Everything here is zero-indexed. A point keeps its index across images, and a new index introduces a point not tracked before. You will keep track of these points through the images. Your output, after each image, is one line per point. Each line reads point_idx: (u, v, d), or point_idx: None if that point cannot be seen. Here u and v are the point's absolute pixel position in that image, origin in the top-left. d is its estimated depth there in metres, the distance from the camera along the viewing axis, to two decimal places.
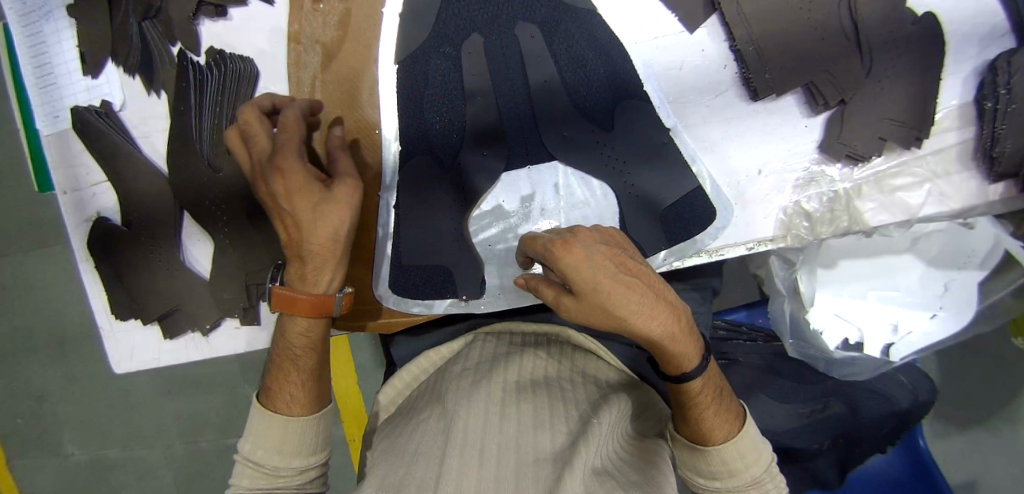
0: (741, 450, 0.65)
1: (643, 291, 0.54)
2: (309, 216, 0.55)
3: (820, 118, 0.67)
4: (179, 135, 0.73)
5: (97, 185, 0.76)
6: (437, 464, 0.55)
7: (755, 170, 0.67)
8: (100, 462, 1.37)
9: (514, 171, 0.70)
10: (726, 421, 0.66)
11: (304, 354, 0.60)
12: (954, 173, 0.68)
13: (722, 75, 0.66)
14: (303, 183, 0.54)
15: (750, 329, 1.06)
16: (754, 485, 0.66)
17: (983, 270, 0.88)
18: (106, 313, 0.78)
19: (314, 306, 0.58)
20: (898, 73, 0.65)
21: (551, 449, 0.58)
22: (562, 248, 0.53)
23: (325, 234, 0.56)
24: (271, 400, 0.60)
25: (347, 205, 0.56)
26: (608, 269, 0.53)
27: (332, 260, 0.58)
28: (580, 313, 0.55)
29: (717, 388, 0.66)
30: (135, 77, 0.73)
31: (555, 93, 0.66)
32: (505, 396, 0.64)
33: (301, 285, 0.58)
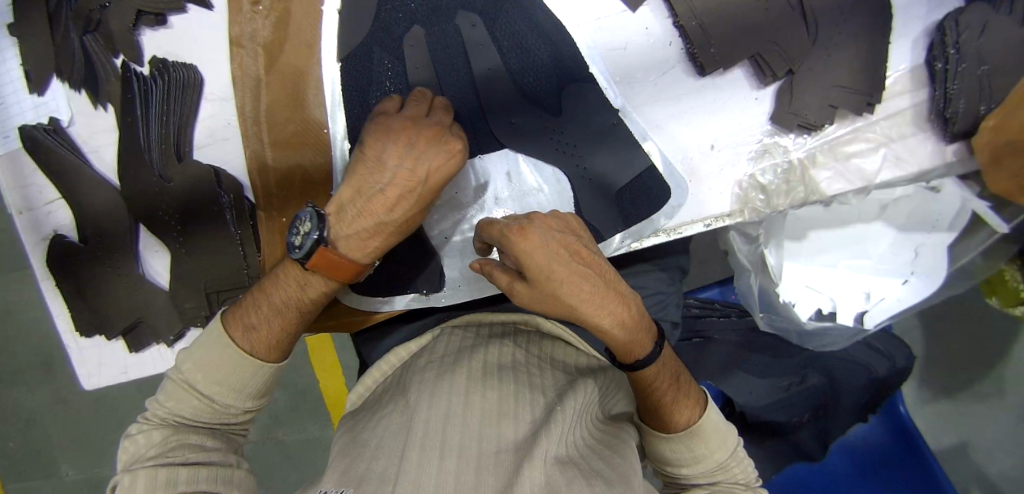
0: (704, 435, 0.65)
1: (593, 280, 0.55)
2: (413, 207, 0.57)
3: (770, 89, 0.66)
4: (128, 147, 0.72)
5: (52, 203, 0.75)
6: (397, 461, 0.55)
7: (708, 145, 0.67)
8: (94, 481, 1.37)
9: (464, 162, 0.68)
10: (686, 405, 0.66)
11: (295, 309, 0.61)
12: (909, 136, 0.68)
13: (668, 52, 0.65)
14: (438, 173, 0.57)
15: (725, 305, 1.05)
16: (719, 470, 0.65)
17: (953, 231, 0.87)
18: (72, 330, 0.78)
19: (349, 271, 0.59)
20: (845, 39, 0.65)
21: (513, 441, 0.58)
22: (517, 235, 0.53)
23: (399, 222, 0.58)
24: (236, 330, 0.59)
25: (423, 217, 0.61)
26: (563, 257, 0.54)
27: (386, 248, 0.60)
28: (532, 298, 0.56)
29: (675, 374, 0.66)
30: (81, 92, 0.73)
31: (501, 81, 0.66)
32: (469, 386, 0.63)
33: (350, 247, 0.57)
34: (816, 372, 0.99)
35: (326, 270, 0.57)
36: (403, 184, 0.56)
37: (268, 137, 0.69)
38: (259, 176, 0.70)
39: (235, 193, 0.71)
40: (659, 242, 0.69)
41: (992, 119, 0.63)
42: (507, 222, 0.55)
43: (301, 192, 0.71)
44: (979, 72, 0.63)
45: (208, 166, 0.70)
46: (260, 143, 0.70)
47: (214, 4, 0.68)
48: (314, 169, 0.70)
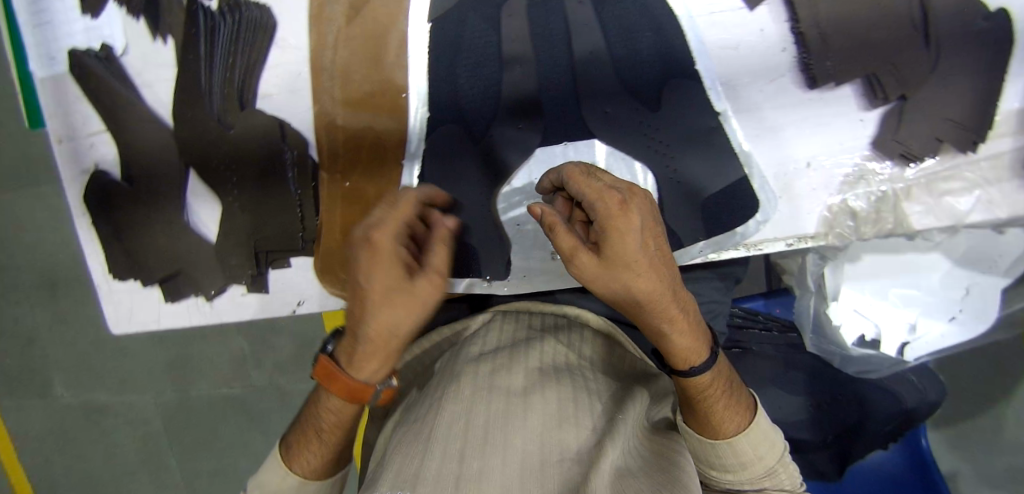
0: (754, 444, 0.62)
1: (665, 275, 0.50)
2: (369, 300, 0.50)
3: (877, 112, 0.63)
4: (187, 85, 0.67)
5: (96, 135, 0.70)
6: (456, 461, 0.51)
7: (803, 163, 0.64)
8: (87, 405, 1.34)
9: (550, 146, 0.64)
10: (734, 413, 0.62)
11: (330, 432, 0.59)
12: (1005, 181, 0.63)
13: (780, 58, 0.61)
14: (385, 264, 0.50)
15: (767, 318, 1.05)
16: (765, 477, 0.63)
17: (1008, 276, 0.87)
18: (104, 271, 0.73)
19: (352, 391, 0.55)
20: (965, 69, 0.61)
21: (576, 448, 0.55)
22: (615, 208, 0.48)
23: (384, 326, 0.50)
24: (291, 456, 0.61)
25: (421, 305, 0.51)
26: (644, 245, 0.48)
27: (380, 354, 0.52)
28: (595, 277, 0.49)
29: (725, 381, 0.62)
30: (140, 20, 0.67)
31: (601, 64, 0.62)
32: (528, 386, 0.60)
33: (347, 353, 0.54)
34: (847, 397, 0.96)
35: (326, 383, 0.56)
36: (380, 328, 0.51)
37: (340, 96, 0.65)
38: (326, 136, 0.66)
39: (299, 150, 0.67)
40: (735, 257, 0.66)
41: None
42: (602, 192, 0.49)
43: (368, 159, 0.66)
44: None
45: (274, 118, 0.66)
46: (331, 102, 0.65)
47: None
48: (385, 134, 0.65)
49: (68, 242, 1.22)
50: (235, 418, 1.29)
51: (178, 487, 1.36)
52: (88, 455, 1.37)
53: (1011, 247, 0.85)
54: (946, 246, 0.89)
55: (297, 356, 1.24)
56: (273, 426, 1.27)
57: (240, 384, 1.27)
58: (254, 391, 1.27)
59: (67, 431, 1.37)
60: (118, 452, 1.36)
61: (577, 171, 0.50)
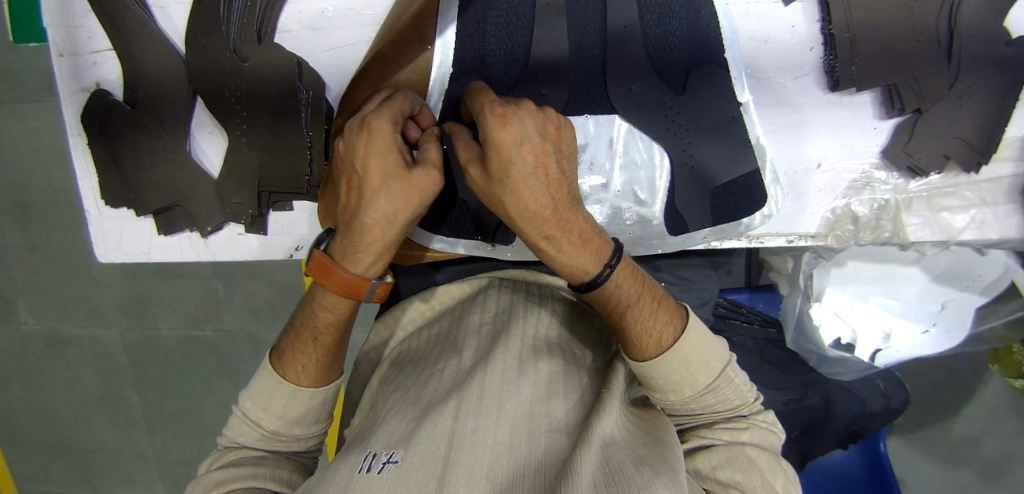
0: (684, 358, 0.57)
1: (551, 185, 0.51)
2: (371, 181, 0.51)
3: (891, 122, 0.64)
4: (203, 9, 0.64)
5: (100, 53, 0.67)
6: (449, 421, 0.52)
7: (815, 164, 0.65)
8: (52, 335, 1.30)
9: (570, 116, 0.64)
10: (658, 326, 0.57)
11: (325, 335, 0.59)
12: (1000, 204, 0.66)
13: (806, 57, 0.62)
14: (385, 147, 0.51)
15: (750, 311, 1.09)
16: (705, 393, 0.58)
17: (983, 296, 0.91)
18: (97, 196, 0.71)
19: (347, 285, 0.55)
20: (981, 90, 0.62)
21: (564, 421, 0.55)
22: (490, 121, 0.48)
23: (381, 213, 0.52)
24: (283, 365, 0.60)
25: (417, 194, 0.52)
26: (528, 157, 0.49)
27: (377, 242, 0.54)
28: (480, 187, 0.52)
29: (643, 292, 0.58)
30: None
31: (631, 38, 0.62)
32: (524, 353, 0.60)
33: (340, 242, 0.55)
34: (814, 394, 1.01)
35: (320, 280, 0.56)
36: (379, 217, 0.52)
37: (363, 40, 0.63)
38: (344, 79, 0.64)
39: (315, 90, 0.65)
40: (737, 247, 0.68)
41: None
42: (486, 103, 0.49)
43: None
44: None
45: (292, 55, 0.64)
46: (353, 46, 0.63)
47: None
48: (404, 85, 0.64)
49: (48, 164, 1.17)
50: (208, 361, 1.28)
51: (141, 427, 1.34)
52: (48, 385, 1.34)
53: (990, 269, 0.89)
54: (927, 261, 0.93)
55: (278, 304, 1.22)
56: (248, 372, 1.26)
57: (217, 327, 1.25)
58: (231, 337, 1.25)
59: (28, 359, 1.33)
60: (80, 385, 1.33)
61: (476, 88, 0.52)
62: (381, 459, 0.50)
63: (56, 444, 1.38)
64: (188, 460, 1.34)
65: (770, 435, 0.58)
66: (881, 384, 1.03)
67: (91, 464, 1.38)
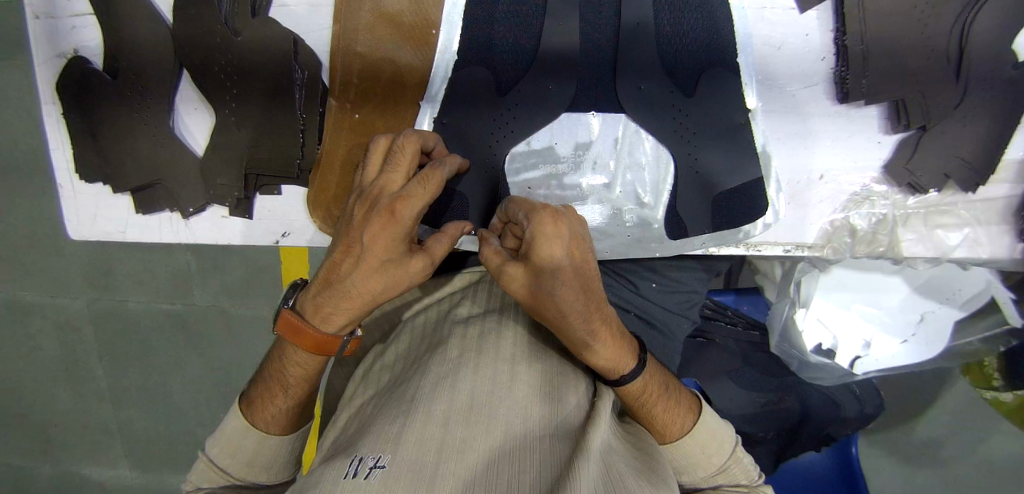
0: (700, 443, 0.67)
1: (589, 291, 0.56)
2: (363, 262, 0.52)
3: (895, 137, 0.64)
4: None
5: (80, 16, 0.63)
6: (439, 426, 0.51)
7: (817, 175, 0.65)
8: (17, 303, 1.25)
9: (575, 113, 0.62)
10: (679, 412, 0.68)
11: (296, 385, 0.61)
12: (993, 224, 0.68)
13: (817, 66, 0.62)
14: (393, 239, 0.51)
15: (732, 313, 1.10)
16: (718, 472, 0.68)
17: (963, 310, 0.93)
18: (70, 169, 0.67)
19: (318, 343, 0.57)
20: (985, 111, 0.62)
21: (558, 425, 0.55)
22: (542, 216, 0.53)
23: (367, 289, 0.53)
24: (252, 413, 0.62)
25: (406, 280, 0.53)
26: (569, 253, 0.54)
27: (352, 310, 0.55)
28: (521, 282, 0.55)
29: (663, 384, 0.68)
30: None
31: (644, 36, 0.60)
32: (516, 356, 0.60)
33: (320, 300, 0.56)
34: (792, 397, 1.05)
35: (289, 336, 0.57)
36: (365, 291, 0.53)
37: (364, 21, 0.60)
38: (343, 61, 0.61)
39: (311, 71, 0.62)
40: (734, 254, 0.68)
41: None
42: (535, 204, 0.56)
43: (384, 95, 0.62)
44: None
45: (288, 31, 0.60)
46: (353, 26, 0.60)
47: None
48: (405, 70, 0.62)
49: (17, 125, 1.11)
50: (180, 337, 1.24)
51: (108, 403, 1.29)
52: (11, 354, 1.29)
53: (971, 284, 0.91)
54: (910, 273, 0.94)
55: (259, 285, 1.19)
56: (224, 352, 1.23)
57: (192, 304, 1.21)
58: (207, 316, 1.22)
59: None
60: (44, 356, 1.28)
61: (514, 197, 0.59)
62: (368, 463, 0.47)
63: (17, 417, 1.33)
64: (155, 438, 1.31)
65: None
66: (856, 390, 1.07)
67: (51, 438, 1.34)
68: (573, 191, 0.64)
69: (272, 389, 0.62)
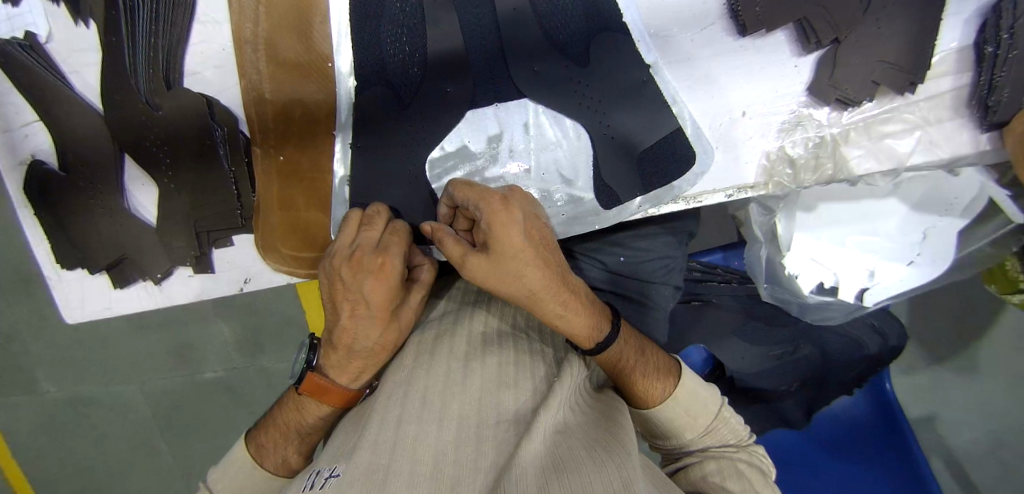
0: (682, 403, 0.66)
1: (551, 266, 0.59)
2: (370, 319, 0.57)
3: (812, 57, 0.62)
4: (112, 70, 0.66)
5: (29, 125, 0.69)
6: (392, 429, 0.51)
7: (738, 113, 0.63)
8: (76, 398, 1.34)
9: (480, 108, 0.64)
10: (658, 377, 0.66)
11: (314, 430, 0.66)
12: (945, 121, 0.65)
13: (709, 6, 0.60)
14: (396, 290, 0.57)
15: (725, 271, 1.09)
16: (705, 435, 0.66)
17: (965, 218, 0.87)
18: (51, 262, 0.73)
19: (345, 395, 0.63)
20: (899, 8, 0.59)
21: (515, 410, 0.56)
22: (496, 206, 0.57)
23: (384, 340, 0.59)
24: (262, 454, 0.66)
25: (413, 317, 0.62)
26: (527, 234, 0.58)
27: (373, 363, 0.61)
28: (488, 272, 0.57)
29: (639, 347, 0.67)
30: (58, 3, 0.64)
31: (525, 20, 0.60)
32: (468, 352, 0.61)
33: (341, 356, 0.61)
34: (809, 344, 1.04)
35: (318, 396, 0.63)
36: (384, 343, 0.60)
37: (265, 67, 0.63)
38: (255, 109, 0.65)
39: (229, 126, 0.66)
40: (676, 210, 0.67)
41: None
42: (484, 192, 0.58)
43: (301, 132, 0.66)
44: None
45: (200, 95, 0.65)
46: (255, 74, 0.63)
47: None
48: (313, 106, 0.65)
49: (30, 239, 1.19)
50: (221, 399, 1.32)
51: (176, 474, 1.38)
52: (80, 447, 1.38)
53: (966, 189, 0.84)
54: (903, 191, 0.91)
55: (275, 334, 1.26)
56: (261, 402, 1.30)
57: (223, 366, 1.29)
58: (240, 373, 1.29)
59: (57, 426, 1.37)
60: (110, 442, 1.37)
61: (458, 181, 0.60)
62: (325, 474, 0.49)
63: None
64: None
65: (762, 462, 0.66)
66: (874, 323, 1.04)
67: None
68: (495, 183, 0.65)
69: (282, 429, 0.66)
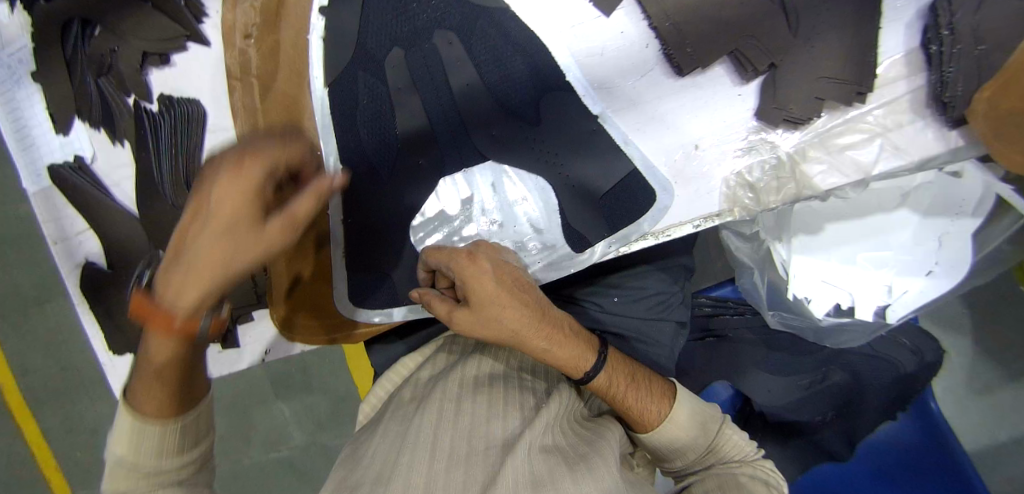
0: (679, 424, 0.66)
1: (528, 306, 0.62)
2: (231, 219, 0.43)
3: (752, 84, 0.64)
4: (145, 180, 0.78)
5: (82, 233, 0.83)
6: (388, 464, 0.56)
7: (692, 146, 0.66)
8: None
9: (451, 175, 0.72)
10: (653, 400, 0.66)
11: (156, 375, 0.48)
12: (906, 125, 0.65)
13: (645, 54, 0.63)
14: (248, 182, 0.44)
15: (738, 302, 1.06)
16: (708, 454, 0.67)
17: (978, 217, 0.86)
18: (105, 348, 0.85)
19: (178, 324, 0.45)
20: (829, 26, 0.61)
21: (502, 436, 0.59)
22: (465, 261, 0.62)
23: (216, 248, 0.43)
24: (135, 405, 0.50)
25: (245, 196, 0.44)
26: (498, 279, 0.62)
27: (202, 280, 0.43)
28: (470, 322, 0.61)
29: (630, 373, 0.68)
30: (101, 131, 0.78)
31: (480, 97, 0.67)
32: (460, 389, 0.66)
33: (157, 290, 0.45)
34: (838, 368, 1.01)
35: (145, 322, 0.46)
36: (222, 217, 0.43)
37: None
38: None
39: None
40: (648, 246, 0.70)
41: (985, 91, 0.59)
42: (453, 253, 0.64)
43: None
44: (977, 53, 0.60)
45: None
46: None
47: (212, 41, 0.72)
48: None
49: None
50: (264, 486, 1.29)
51: None
52: None
53: (971, 191, 0.84)
54: (911, 200, 0.89)
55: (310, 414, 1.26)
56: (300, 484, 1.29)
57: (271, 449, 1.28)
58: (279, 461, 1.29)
59: None
60: None
61: (432, 246, 0.67)
62: None
63: None
64: None
65: (772, 476, 0.65)
66: (907, 342, 1.01)
67: None
68: (469, 239, 0.72)
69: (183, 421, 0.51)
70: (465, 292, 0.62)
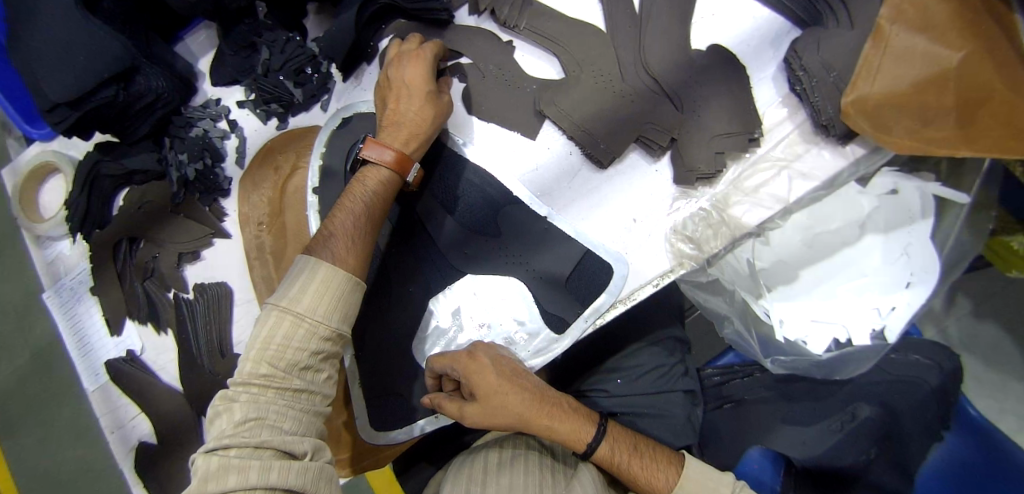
0: (692, 492, 0.69)
1: (528, 391, 0.69)
2: (381, 193, 0.72)
3: (664, 158, 0.78)
4: (185, 357, 0.90)
5: (135, 417, 0.94)
6: None
7: (630, 220, 0.78)
8: None
9: (436, 295, 0.82)
10: (658, 467, 0.70)
11: (363, 216, 0.70)
12: (804, 153, 0.77)
13: (571, 159, 0.79)
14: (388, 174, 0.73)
15: (743, 365, 1.04)
16: None
17: (927, 218, 0.92)
18: None
19: (356, 251, 0.68)
20: (709, 97, 0.76)
21: None
22: (466, 361, 0.69)
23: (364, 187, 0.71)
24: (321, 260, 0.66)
25: (386, 182, 0.72)
26: (500, 371, 0.69)
27: (359, 218, 0.69)
28: (480, 415, 0.67)
29: (634, 444, 0.72)
30: (147, 325, 0.93)
31: (449, 226, 0.81)
32: (484, 478, 0.71)
33: (335, 245, 0.67)
34: (866, 402, 0.95)
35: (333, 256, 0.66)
36: (374, 181, 0.72)
37: None
38: None
39: None
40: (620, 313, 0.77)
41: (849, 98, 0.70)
42: (453, 355, 0.71)
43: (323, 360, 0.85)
44: (832, 78, 0.73)
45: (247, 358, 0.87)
46: None
47: (232, 231, 0.90)
48: None
49: None
50: None
51: None
52: None
53: (911, 200, 0.92)
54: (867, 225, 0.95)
55: None
56: None
57: None
58: None
59: None
60: None
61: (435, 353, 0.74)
62: None
63: None
64: None
65: None
66: (922, 357, 0.97)
67: None
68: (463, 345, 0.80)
69: (284, 396, 0.60)
70: (470, 388, 0.69)
